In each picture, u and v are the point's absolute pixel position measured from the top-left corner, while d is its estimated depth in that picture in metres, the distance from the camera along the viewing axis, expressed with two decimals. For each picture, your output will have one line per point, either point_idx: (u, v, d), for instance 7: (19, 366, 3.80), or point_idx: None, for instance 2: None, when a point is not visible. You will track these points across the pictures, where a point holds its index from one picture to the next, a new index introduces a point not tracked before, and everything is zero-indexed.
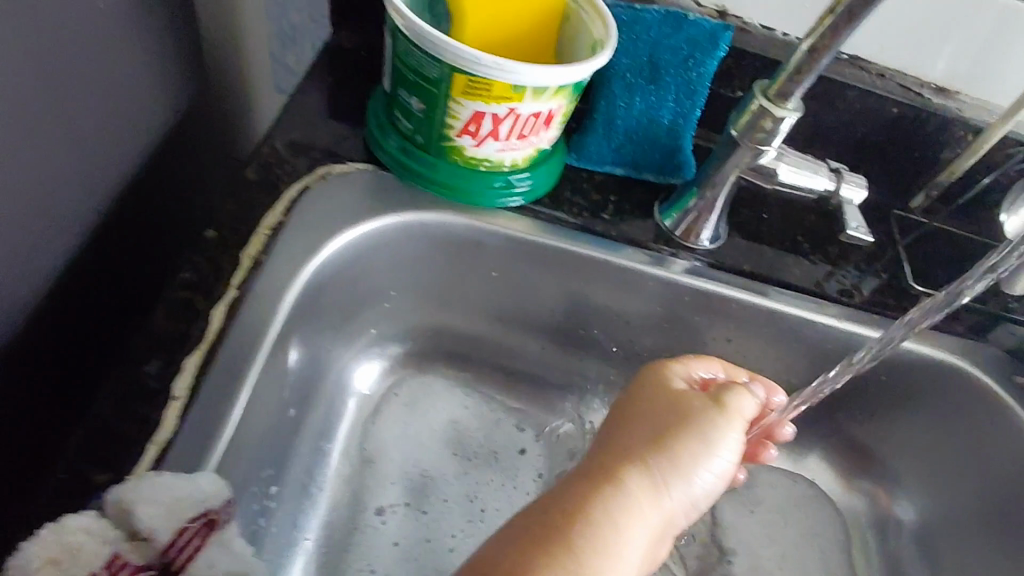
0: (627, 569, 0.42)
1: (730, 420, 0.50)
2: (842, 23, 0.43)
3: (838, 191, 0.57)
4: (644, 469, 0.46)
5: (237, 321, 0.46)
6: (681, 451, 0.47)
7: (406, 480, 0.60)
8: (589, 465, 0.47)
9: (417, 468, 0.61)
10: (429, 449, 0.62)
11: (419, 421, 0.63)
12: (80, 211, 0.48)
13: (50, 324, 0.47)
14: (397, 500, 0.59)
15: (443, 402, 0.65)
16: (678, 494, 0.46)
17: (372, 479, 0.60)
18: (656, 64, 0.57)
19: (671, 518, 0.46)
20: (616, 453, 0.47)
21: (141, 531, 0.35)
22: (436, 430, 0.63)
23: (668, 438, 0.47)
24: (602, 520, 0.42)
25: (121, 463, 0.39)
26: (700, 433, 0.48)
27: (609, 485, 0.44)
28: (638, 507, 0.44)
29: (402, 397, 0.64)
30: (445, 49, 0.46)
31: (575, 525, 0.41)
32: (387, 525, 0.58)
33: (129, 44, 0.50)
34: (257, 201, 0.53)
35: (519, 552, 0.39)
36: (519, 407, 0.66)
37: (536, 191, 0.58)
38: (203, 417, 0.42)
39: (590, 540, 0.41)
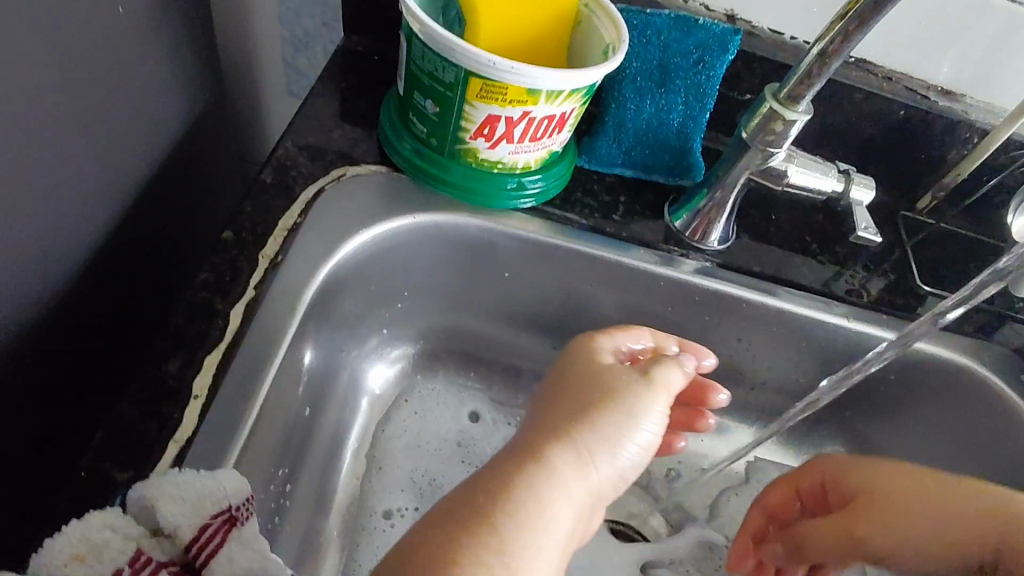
0: (551, 551, 0.38)
1: (654, 393, 0.47)
2: (852, 28, 0.44)
3: (847, 192, 0.58)
4: (566, 444, 0.42)
5: (255, 320, 0.46)
6: (599, 425, 0.44)
7: (414, 485, 0.60)
8: (514, 443, 0.43)
9: (422, 474, 0.61)
10: (438, 454, 0.62)
11: (425, 428, 0.64)
12: (98, 212, 0.48)
13: (70, 324, 0.47)
14: (405, 505, 0.59)
15: (454, 403, 0.66)
16: (603, 468, 0.43)
17: (378, 482, 0.60)
18: (666, 67, 0.58)
19: (598, 494, 0.43)
20: (536, 429, 0.44)
21: (163, 526, 0.35)
22: (443, 436, 0.64)
23: (587, 412, 0.44)
24: (523, 500, 0.38)
25: (144, 461, 0.39)
26: (624, 406, 0.45)
27: (527, 464, 0.40)
28: (560, 484, 0.40)
29: (412, 404, 0.65)
30: (461, 53, 0.47)
31: (499, 504, 0.38)
32: (395, 530, 0.58)
33: (145, 47, 0.50)
34: (273, 203, 0.53)
35: (443, 535, 0.36)
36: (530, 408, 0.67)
37: (548, 192, 0.58)
38: (223, 415, 0.42)
39: (515, 520, 0.38)
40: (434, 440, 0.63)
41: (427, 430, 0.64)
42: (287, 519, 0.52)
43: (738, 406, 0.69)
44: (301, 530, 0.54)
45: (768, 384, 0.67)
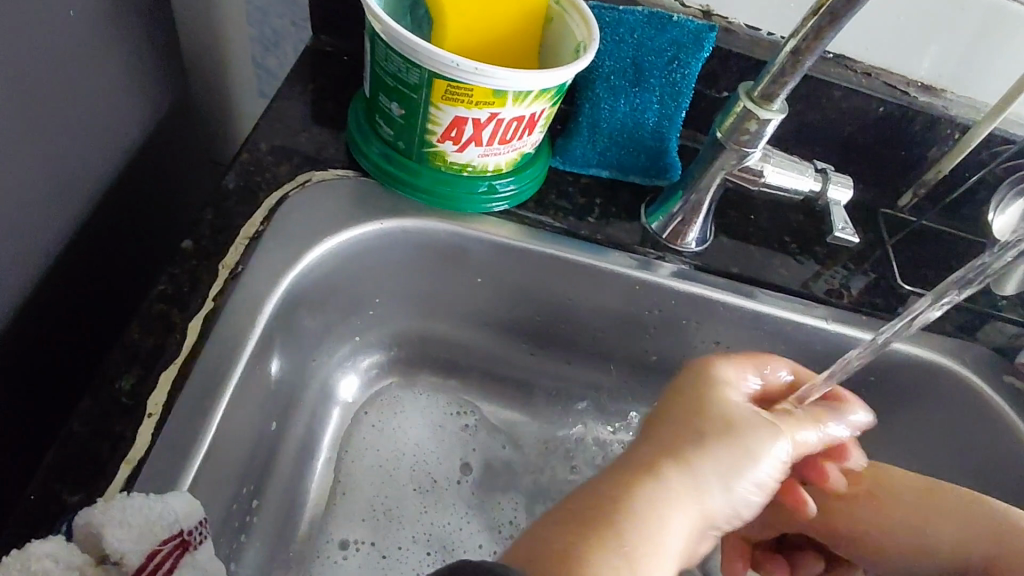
0: (666, 564, 0.40)
1: (776, 431, 0.47)
2: (825, 24, 0.43)
3: (824, 191, 0.57)
4: (688, 467, 0.44)
5: (214, 333, 0.45)
6: (718, 455, 0.45)
7: (373, 513, 0.59)
8: (634, 455, 0.45)
9: (384, 502, 0.60)
10: (398, 477, 0.61)
11: (387, 446, 0.62)
12: (49, 223, 0.46)
13: (20, 340, 0.46)
14: (362, 537, 0.58)
15: (430, 417, 0.65)
16: (718, 498, 0.44)
17: (337, 510, 0.58)
18: (640, 66, 0.57)
19: (710, 517, 0.45)
20: (662, 450, 0.45)
21: (109, 554, 0.33)
22: (404, 457, 0.62)
23: (705, 438, 0.45)
24: (646, 514, 0.41)
25: (94, 483, 0.38)
26: (742, 441, 0.45)
27: (646, 475, 0.43)
28: (677, 498, 0.43)
29: (373, 415, 0.63)
30: (424, 54, 0.46)
31: (627, 516, 0.40)
32: (348, 561, 0.56)
33: (100, 51, 0.49)
34: (235, 210, 0.52)
35: (566, 533, 0.39)
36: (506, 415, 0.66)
37: (520, 195, 0.57)
38: (179, 433, 0.41)
39: (641, 527, 0.40)
40: (405, 458, 0.62)
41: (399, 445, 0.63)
42: (252, 534, 0.51)
43: None
44: (266, 545, 0.53)
45: None
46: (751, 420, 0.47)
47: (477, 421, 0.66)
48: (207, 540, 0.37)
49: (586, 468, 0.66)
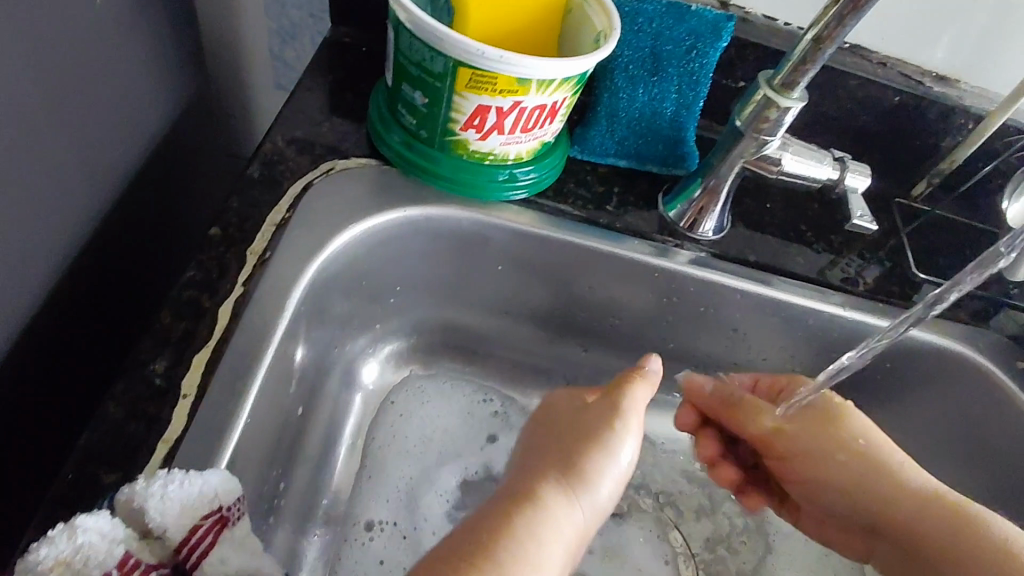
0: None
1: (625, 424, 0.48)
2: (847, 12, 0.43)
3: (842, 179, 0.57)
4: (554, 482, 0.43)
5: (244, 318, 0.46)
6: (591, 467, 0.45)
7: (399, 495, 0.59)
8: (507, 488, 0.44)
9: (408, 483, 0.60)
10: (423, 459, 0.62)
11: (413, 431, 0.63)
12: (80, 211, 0.47)
13: (52, 325, 0.46)
14: (386, 518, 0.58)
15: (451, 403, 0.65)
16: (589, 507, 0.44)
17: (364, 492, 0.59)
18: (658, 56, 0.57)
19: (586, 532, 0.44)
20: (529, 475, 0.44)
21: (151, 529, 0.34)
22: (430, 442, 0.63)
23: (569, 456, 0.45)
24: (523, 535, 0.39)
25: (132, 462, 0.39)
26: (602, 445, 0.46)
27: (522, 501, 0.41)
28: (554, 514, 0.41)
29: (399, 405, 0.64)
30: (449, 42, 0.46)
31: (502, 542, 0.38)
32: (373, 543, 0.57)
33: (127, 41, 0.49)
34: (261, 198, 0.52)
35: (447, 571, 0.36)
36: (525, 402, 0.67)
37: (540, 183, 0.58)
38: (212, 414, 0.41)
39: (518, 558, 0.38)
40: (429, 442, 0.63)
41: (422, 429, 0.63)
42: (280, 516, 0.52)
43: None
44: (293, 527, 0.54)
45: (765, 375, 0.67)
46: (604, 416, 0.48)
47: (500, 408, 0.66)
48: (245, 518, 0.37)
49: None
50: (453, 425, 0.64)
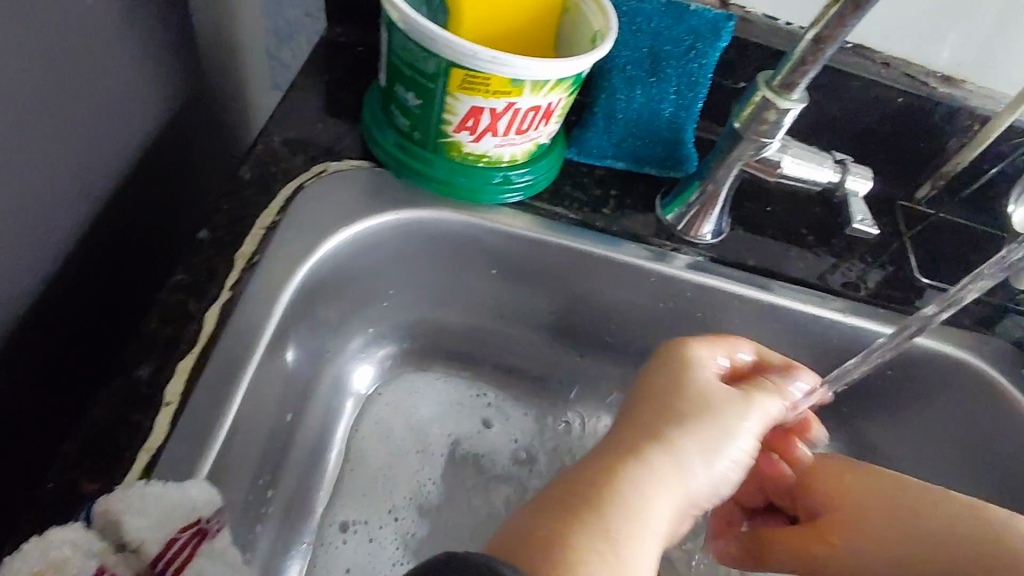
0: (655, 542, 0.39)
1: (756, 405, 0.48)
2: (848, 11, 0.42)
3: (843, 182, 0.56)
4: (666, 440, 0.43)
5: (232, 323, 0.45)
6: (695, 432, 0.44)
7: (375, 491, 0.59)
8: (611, 440, 0.45)
9: (388, 481, 0.60)
10: (414, 461, 0.61)
11: (396, 426, 0.62)
12: (67, 213, 0.46)
13: (39, 329, 0.46)
14: (359, 518, 0.58)
15: (443, 407, 0.64)
16: (717, 467, 0.44)
17: (339, 491, 0.58)
18: (657, 56, 0.56)
19: (695, 499, 0.44)
20: (636, 431, 0.44)
21: (128, 541, 0.33)
22: (408, 437, 0.62)
23: (695, 418, 0.45)
24: (627, 491, 0.40)
25: (114, 471, 0.38)
26: (710, 412, 0.45)
27: (631, 457, 0.42)
28: (659, 479, 0.42)
29: (386, 395, 0.63)
30: (441, 42, 0.45)
31: (608, 497, 0.39)
32: (346, 545, 0.56)
33: (118, 41, 0.49)
34: (252, 200, 0.52)
35: (555, 521, 0.38)
36: (518, 405, 0.66)
37: (536, 186, 0.57)
38: (197, 422, 0.41)
39: (622, 508, 0.39)
40: (420, 444, 0.62)
41: (414, 431, 0.63)
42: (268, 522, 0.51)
43: None
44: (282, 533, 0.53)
45: None
46: (729, 395, 0.47)
47: (492, 400, 0.66)
48: (225, 529, 0.37)
49: None
50: (445, 429, 0.63)
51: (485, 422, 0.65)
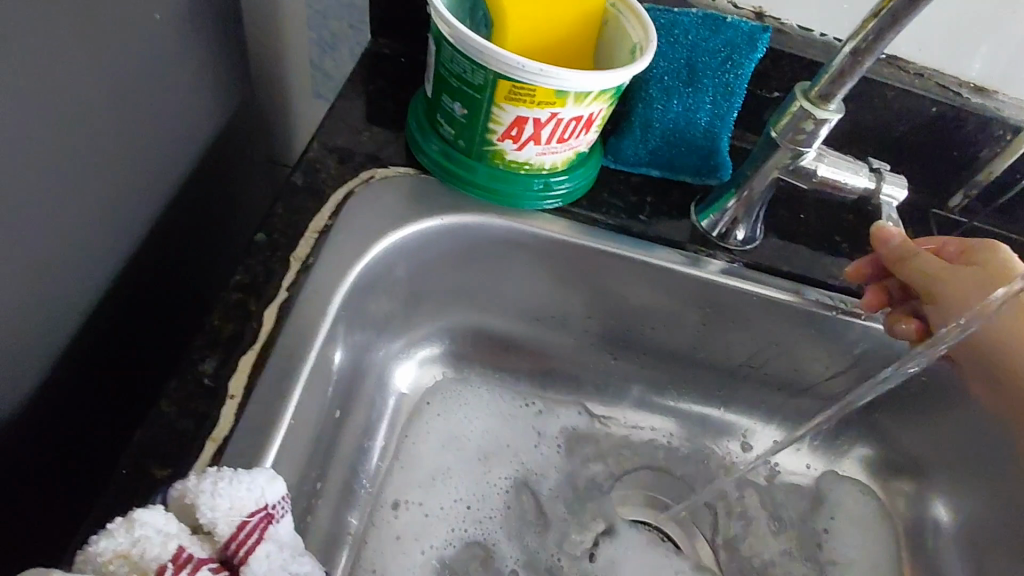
0: None
1: None
2: (887, 25, 0.43)
3: (878, 191, 0.56)
4: None
5: (289, 321, 0.47)
6: None
7: (431, 483, 0.62)
8: None
9: (444, 471, 0.63)
10: (464, 457, 0.64)
11: (450, 433, 0.65)
12: (133, 217, 0.49)
13: (109, 327, 0.49)
14: (412, 498, 0.61)
15: (485, 408, 0.67)
16: None
17: (397, 474, 0.61)
18: (694, 67, 0.58)
19: None
20: None
21: (202, 523, 0.35)
22: (467, 443, 0.65)
23: None
24: None
25: (184, 459, 0.41)
26: None
27: None
28: None
29: (435, 406, 0.66)
30: (489, 55, 0.47)
31: None
32: (398, 519, 0.60)
33: (179, 54, 0.51)
34: (305, 205, 0.54)
35: None
36: (562, 405, 0.69)
37: (574, 193, 0.59)
38: (258, 414, 0.43)
39: None
40: (472, 445, 0.65)
41: (459, 429, 0.65)
42: (318, 515, 0.53)
43: (764, 408, 0.69)
44: (330, 525, 0.55)
45: (797, 385, 0.66)
46: None
47: (537, 410, 0.68)
48: (289, 514, 0.38)
49: (632, 464, 0.68)
50: (486, 429, 0.66)
51: (538, 436, 0.67)
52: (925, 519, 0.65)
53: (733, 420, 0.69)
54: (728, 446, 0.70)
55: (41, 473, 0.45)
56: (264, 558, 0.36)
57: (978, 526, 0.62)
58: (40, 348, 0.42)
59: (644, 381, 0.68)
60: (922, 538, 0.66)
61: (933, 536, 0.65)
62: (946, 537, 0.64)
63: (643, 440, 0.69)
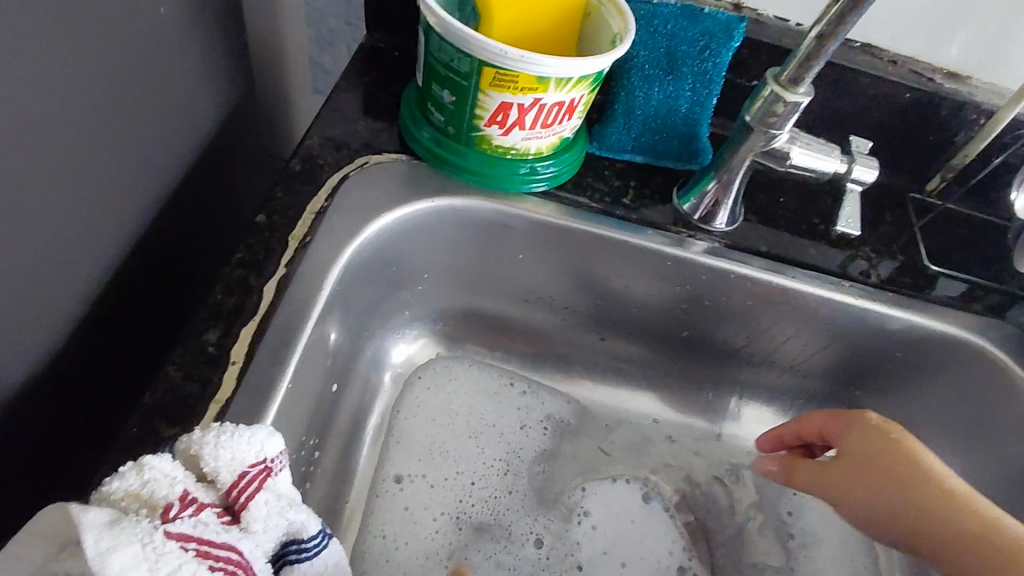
0: None
1: None
2: (848, 10, 0.46)
3: (849, 173, 0.59)
4: None
5: (287, 296, 0.50)
6: None
7: (431, 457, 0.65)
8: None
9: (441, 444, 0.66)
10: (455, 432, 0.67)
11: (439, 406, 0.68)
12: (141, 199, 0.52)
13: (119, 304, 0.52)
14: (415, 471, 0.64)
15: (476, 387, 0.69)
16: None
17: (394, 448, 0.65)
18: (673, 56, 0.60)
19: None
20: None
21: (206, 473, 0.38)
22: (457, 417, 0.68)
23: None
24: None
25: (188, 419, 0.43)
26: None
27: None
28: None
29: (425, 380, 0.68)
30: (473, 43, 0.50)
31: None
32: (404, 491, 0.63)
33: (184, 47, 0.54)
34: (302, 189, 0.57)
35: None
36: (553, 388, 0.71)
37: (560, 177, 0.61)
38: (257, 379, 0.46)
39: None
40: (463, 422, 0.67)
41: (452, 407, 0.68)
42: (314, 482, 0.56)
43: (746, 386, 0.71)
44: (326, 494, 0.58)
45: (778, 364, 0.69)
46: None
47: (522, 390, 0.70)
48: (286, 467, 0.41)
49: (620, 441, 0.70)
50: (479, 406, 0.69)
51: (519, 411, 0.69)
52: None
53: (717, 398, 0.72)
54: (711, 423, 0.72)
55: (56, 436, 0.48)
56: (263, 505, 0.39)
57: None
58: (54, 318, 0.45)
59: (630, 362, 0.71)
60: None
61: None
62: None
63: (631, 418, 0.72)
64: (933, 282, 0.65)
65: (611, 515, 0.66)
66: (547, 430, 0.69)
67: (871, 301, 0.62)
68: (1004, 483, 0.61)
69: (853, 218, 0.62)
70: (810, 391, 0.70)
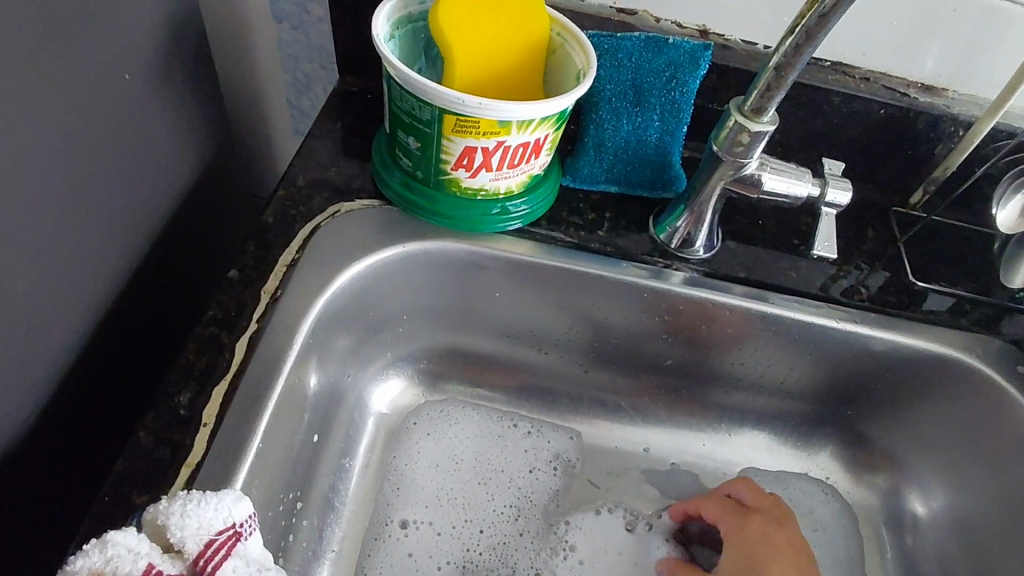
0: None
1: None
2: (802, 41, 0.45)
3: (823, 196, 0.58)
4: None
5: (258, 352, 0.51)
6: None
7: (437, 502, 0.65)
8: None
9: (449, 492, 0.66)
10: (453, 476, 0.67)
11: (442, 451, 0.68)
12: (115, 261, 0.53)
13: (93, 366, 0.52)
14: (421, 517, 0.64)
15: (476, 429, 0.70)
16: None
17: (397, 496, 0.65)
18: (640, 87, 0.60)
19: None
20: None
21: (172, 544, 0.38)
22: (465, 463, 0.68)
23: None
24: None
25: (160, 485, 0.44)
26: None
27: None
28: None
29: (422, 426, 0.69)
30: (432, 92, 0.50)
31: None
32: (408, 537, 0.63)
33: (155, 108, 0.55)
34: (275, 241, 0.57)
35: None
36: (553, 424, 0.71)
37: (534, 214, 0.61)
38: (228, 440, 0.47)
39: None
40: (462, 465, 0.67)
41: (454, 451, 0.68)
42: (297, 532, 0.57)
43: (736, 411, 0.70)
44: (308, 543, 0.59)
45: (766, 387, 0.68)
46: None
47: (522, 430, 0.70)
48: (255, 531, 0.41)
49: (611, 473, 0.69)
50: (479, 448, 0.69)
51: (520, 451, 0.69)
52: (902, 512, 0.67)
53: (708, 424, 0.71)
54: (702, 449, 0.71)
55: (35, 502, 0.49)
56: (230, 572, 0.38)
57: (954, 518, 0.63)
58: (28, 388, 0.45)
59: (617, 392, 0.71)
60: (898, 531, 0.67)
61: (910, 529, 0.66)
62: (922, 530, 0.65)
63: (621, 448, 0.71)
64: (921, 299, 0.63)
65: (598, 549, 0.65)
66: (558, 470, 0.69)
67: (860, 325, 0.61)
68: (999, 503, 0.60)
69: (829, 240, 0.60)
70: (801, 413, 0.69)
